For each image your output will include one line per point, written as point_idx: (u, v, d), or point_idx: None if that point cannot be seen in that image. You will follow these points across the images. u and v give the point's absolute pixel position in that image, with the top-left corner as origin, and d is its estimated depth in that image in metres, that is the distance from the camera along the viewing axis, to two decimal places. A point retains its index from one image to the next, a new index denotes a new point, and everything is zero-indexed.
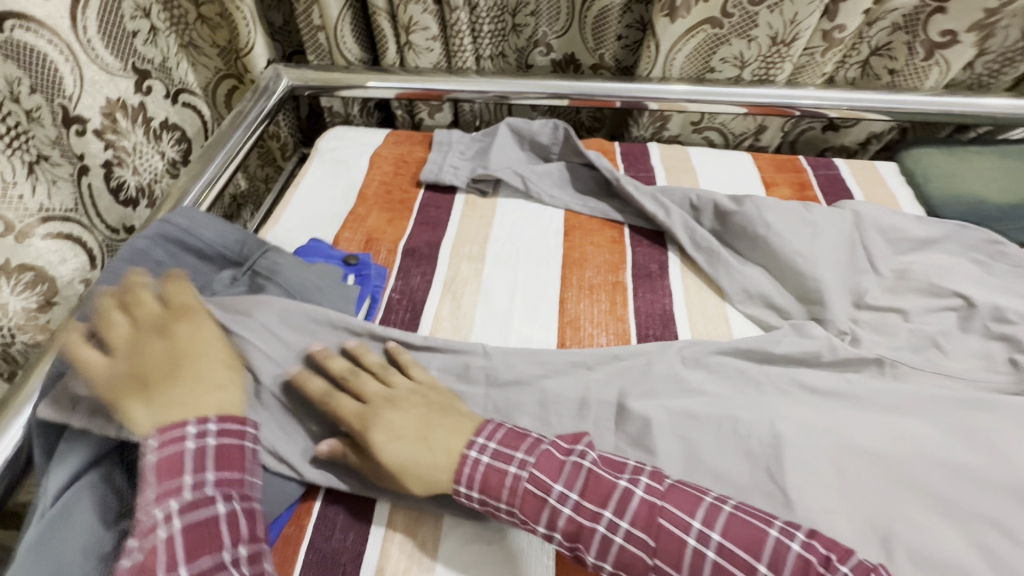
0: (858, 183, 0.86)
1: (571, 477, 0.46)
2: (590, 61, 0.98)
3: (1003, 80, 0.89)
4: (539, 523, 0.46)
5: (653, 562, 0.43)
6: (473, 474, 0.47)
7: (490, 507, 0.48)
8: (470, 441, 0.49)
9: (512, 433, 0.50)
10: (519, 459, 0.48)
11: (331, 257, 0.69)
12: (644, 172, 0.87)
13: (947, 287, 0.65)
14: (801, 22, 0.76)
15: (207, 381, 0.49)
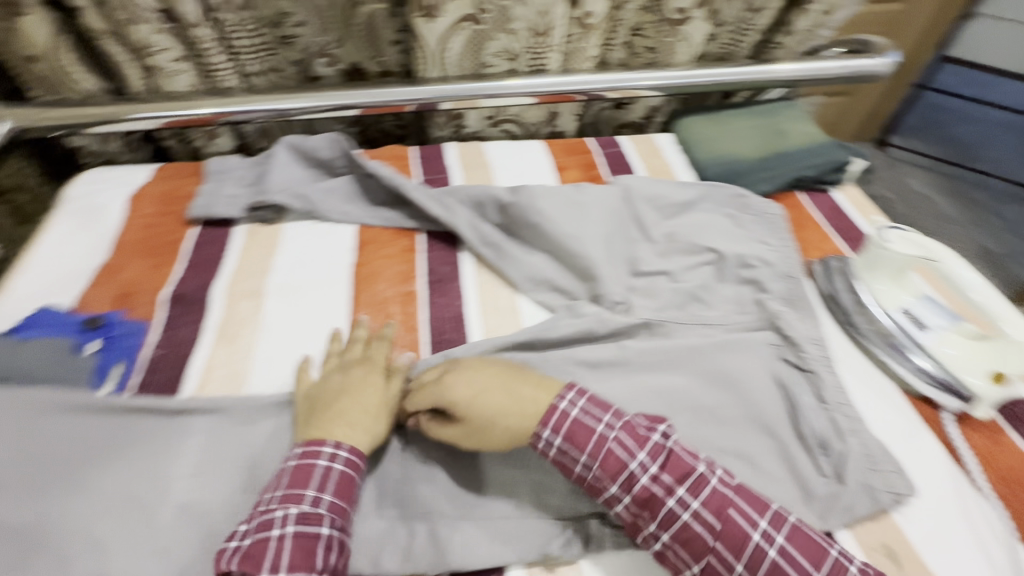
0: (639, 156, 0.93)
1: (655, 453, 0.48)
2: (375, 68, 0.96)
3: (740, 48, 1.02)
4: (614, 484, 0.47)
5: (717, 544, 0.45)
6: (559, 424, 0.48)
7: (568, 459, 0.49)
8: (562, 393, 0.50)
9: (598, 398, 0.51)
10: (608, 421, 0.49)
11: (70, 324, 0.60)
12: (439, 173, 0.87)
13: (702, 243, 0.73)
14: (550, 12, 0.80)
15: (360, 410, 0.52)
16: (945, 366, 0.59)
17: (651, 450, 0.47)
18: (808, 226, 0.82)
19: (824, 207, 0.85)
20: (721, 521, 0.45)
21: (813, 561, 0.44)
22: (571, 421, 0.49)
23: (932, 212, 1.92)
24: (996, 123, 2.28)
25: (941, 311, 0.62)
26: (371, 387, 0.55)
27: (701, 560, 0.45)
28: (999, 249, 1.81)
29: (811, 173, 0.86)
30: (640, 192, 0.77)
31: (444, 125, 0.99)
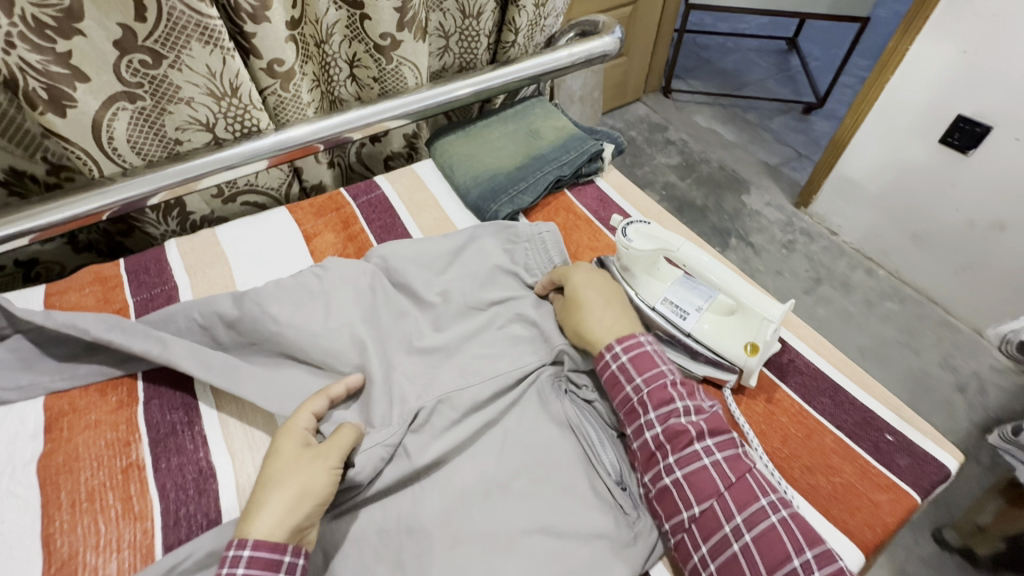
0: (400, 196, 0.85)
1: (659, 399, 0.53)
2: (42, 171, 0.75)
3: (477, 54, 0.98)
4: (654, 412, 0.53)
5: (725, 492, 0.48)
6: (631, 346, 0.57)
7: (623, 387, 0.56)
8: (608, 347, 0.58)
9: (646, 354, 0.57)
10: (667, 368, 0.56)
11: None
12: (160, 286, 0.71)
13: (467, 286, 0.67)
14: (224, 70, 0.67)
15: (272, 486, 0.46)
16: (709, 345, 0.60)
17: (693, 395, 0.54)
18: (580, 227, 0.80)
19: (590, 199, 0.84)
20: (737, 467, 0.50)
21: (739, 504, 0.48)
22: (640, 349, 0.57)
23: (719, 141, 2.13)
24: (747, 51, 2.59)
25: (697, 291, 0.62)
26: (283, 456, 0.49)
27: (704, 502, 0.48)
28: (777, 159, 2.05)
29: (567, 171, 0.84)
30: (393, 250, 0.70)
31: (166, 220, 0.82)
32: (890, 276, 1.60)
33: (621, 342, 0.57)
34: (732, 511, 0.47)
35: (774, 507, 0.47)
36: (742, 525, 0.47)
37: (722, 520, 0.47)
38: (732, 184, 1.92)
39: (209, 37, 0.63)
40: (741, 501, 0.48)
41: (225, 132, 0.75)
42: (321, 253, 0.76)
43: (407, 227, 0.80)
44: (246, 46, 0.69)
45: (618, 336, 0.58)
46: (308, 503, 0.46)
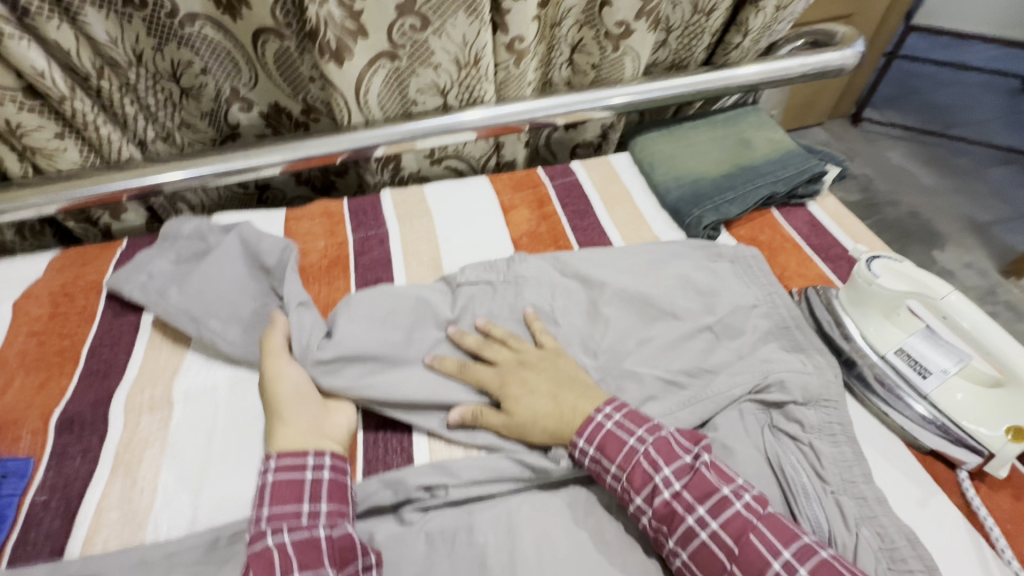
0: (595, 184, 0.85)
1: (638, 475, 0.49)
2: (298, 107, 0.86)
3: (694, 54, 0.94)
4: (639, 495, 0.48)
5: (732, 566, 0.44)
6: (594, 435, 0.52)
7: (600, 468, 0.51)
8: (599, 408, 0.53)
9: (613, 435, 0.51)
10: (641, 435, 0.51)
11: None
12: (375, 229, 0.78)
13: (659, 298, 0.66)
14: (474, 42, 0.71)
15: (277, 420, 0.53)
16: (950, 416, 0.53)
17: (628, 465, 0.50)
18: (787, 250, 0.74)
19: (801, 223, 0.77)
20: (736, 528, 0.45)
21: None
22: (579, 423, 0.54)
23: (915, 184, 1.85)
24: (968, 85, 2.21)
25: (946, 350, 0.56)
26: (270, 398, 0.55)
27: None
28: (989, 217, 1.74)
29: (781, 188, 0.77)
30: (587, 260, 0.70)
31: (381, 171, 0.89)
32: None
33: (582, 433, 0.52)
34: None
35: (787, 567, 0.42)
36: None
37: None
38: (925, 236, 1.67)
39: (473, 8, 0.67)
40: (751, 570, 0.43)
41: (454, 99, 0.80)
42: (515, 226, 0.78)
43: (600, 217, 0.79)
44: (497, 21, 0.72)
45: (579, 427, 0.52)
46: (315, 404, 0.55)
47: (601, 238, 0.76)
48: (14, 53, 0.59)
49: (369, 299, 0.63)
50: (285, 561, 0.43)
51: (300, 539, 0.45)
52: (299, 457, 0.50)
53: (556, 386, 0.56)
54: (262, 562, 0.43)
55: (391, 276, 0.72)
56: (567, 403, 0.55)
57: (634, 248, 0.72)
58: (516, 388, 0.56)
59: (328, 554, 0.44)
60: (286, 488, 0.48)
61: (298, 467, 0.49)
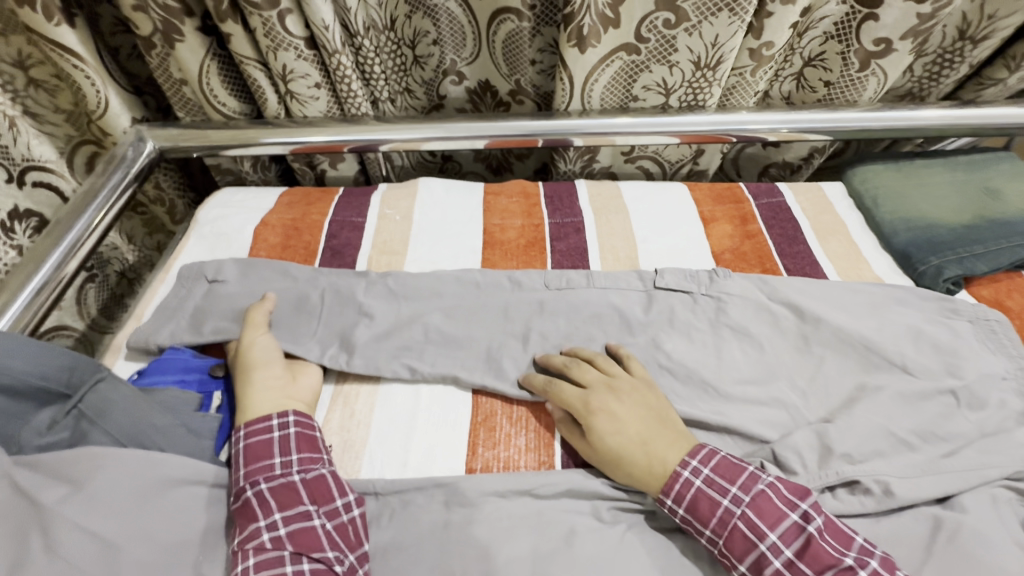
0: (804, 211, 0.79)
1: (791, 533, 0.44)
2: (507, 87, 0.86)
3: (941, 84, 0.85)
4: (743, 564, 0.45)
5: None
6: (683, 494, 0.48)
7: (692, 529, 0.48)
8: (685, 462, 0.49)
9: (704, 495, 0.47)
10: (734, 496, 0.47)
11: (184, 375, 0.58)
12: (571, 217, 0.78)
13: (890, 349, 0.59)
14: (723, 44, 0.68)
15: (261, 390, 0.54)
16: None
17: (775, 524, 0.45)
18: None
19: None
20: None
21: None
22: (722, 459, 0.49)
23: None
24: None
25: None
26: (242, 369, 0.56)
27: None
28: None
29: None
30: (803, 287, 0.65)
31: (574, 160, 0.89)
32: None
33: (670, 491, 0.48)
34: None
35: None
36: None
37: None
38: None
39: (736, 7, 0.64)
40: None
41: (675, 100, 0.78)
42: (716, 239, 0.75)
43: (813, 246, 0.73)
44: (752, 24, 0.69)
45: (663, 484, 0.48)
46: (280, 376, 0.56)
47: (815, 270, 0.71)
48: (313, 6, 0.65)
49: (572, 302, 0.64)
50: (261, 506, 0.46)
51: (280, 481, 0.48)
52: (265, 422, 0.51)
53: (643, 427, 0.52)
54: (248, 509, 0.46)
55: (587, 265, 0.72)
56: (656, 455, 0.50)
57: (859, 288, 0.66)
58: (606, 419, 0.53)
59: (306, 494, 0.47)
60: (259, 446, 0.50)
61: (264, 428, 0.51)
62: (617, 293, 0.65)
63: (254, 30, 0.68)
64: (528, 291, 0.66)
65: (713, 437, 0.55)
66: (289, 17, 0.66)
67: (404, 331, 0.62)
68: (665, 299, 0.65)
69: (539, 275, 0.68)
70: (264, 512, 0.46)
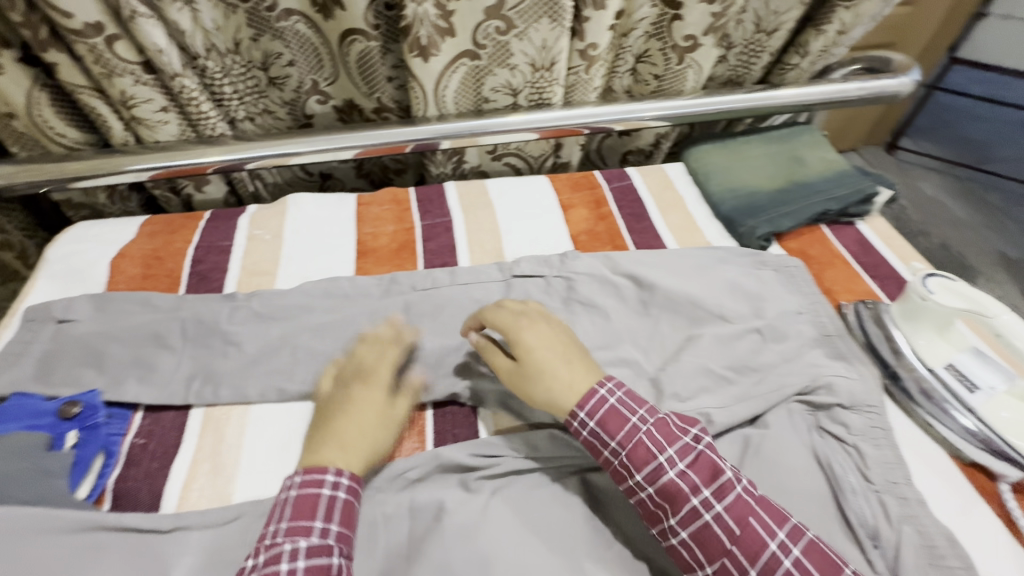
0: (650, 190, 0.88)
1: (685, 449, 0.49)
2: (370, 105, 0.90)
3: (751, 71, 0.98)
4: (639, 472, 0.49)
5: (733, 547, 0.45)
6: (597, 407, 0.52)
7: (598, 441, 0.52)
8: (603, 381, 0.54)
9: (615, 411, 0.52)
10: (642, 415, 0.51)
11: (87, 423, 0.57)
12: (440, 217, 0.82)
13: (711, 303, 0.69)
14: (553, 46, 0.76)
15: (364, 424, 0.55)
16: (995, 430, 0.55)
17: (675, 441, 0.50)
18: (836, 265, 0.77)
19: (850, 241, 0.80)
20: (739, 511, 0.46)
21: (750, 556, 0.44)
22: (628, 390, 0.54)
23: (947, 219, 1.83)
24: (1006, 124, 2.17)
25: (994, 368, 0.58)
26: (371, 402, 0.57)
27: (714, 562, 0.45)
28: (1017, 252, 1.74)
29: (834, 207, 0.81)
30: (642, 258, 0.74)
31: (445, 163, 0.93)
32: None
33: (583, 405, 0.52)
34: (745, 565, 0.44)
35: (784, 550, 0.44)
36: None
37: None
38: (958, 269, 1.65)
39: (557, 13, 0.71)
40: (751, 550, 0.44)
41: (524, 100, 0.85)
42: (574, 224, 0.82)
43: (655, 221, 0.83)
44: (575, 27, 0.76)
45: (582, 400, 0.53)
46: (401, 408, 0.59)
47: (656, 241, 0.80)
48: (142, 30, 0.65)
49: (435, 300, 0.70)
50: (279, 510, 0.47)
51: (309, 491, 0.48)
52: (320, 472, 0.49)
53: (562, 351, 0.58)
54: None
55: (456, 260, 0.77)
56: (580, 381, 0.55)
57: (688, 254, 0.75)
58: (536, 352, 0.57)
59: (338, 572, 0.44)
60: (306, 502, 0.47)
61: (317, 483, 0.48)
62: (477, 286, 0.72)
63: (82, 59, 0.66)
64: (400, 294, 0.71)
65: None
66: (119, 44, 0.65)
67: (274, 347, 0.64)
68: (521, 286, 0.71)
69: (406, 276, 0.73)
70: (280, 514, 0.46)
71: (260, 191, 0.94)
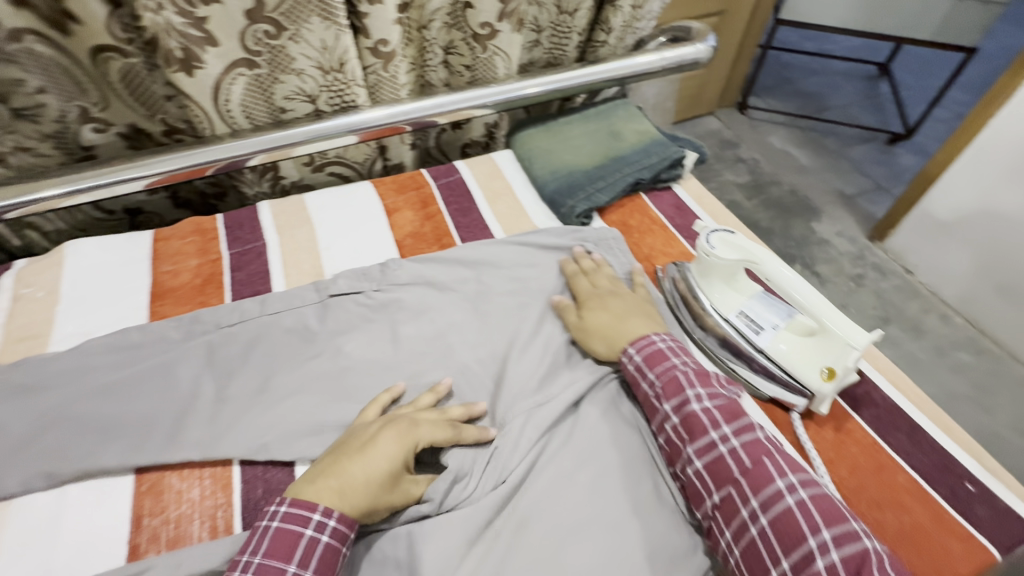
0: (479, 182, 0.88)
1: (715, 392, 0.55)
2: (159, 129, 0.81)
3: (566, 51, 1.00)
4: (668, 402, 0.55)
5: (740, 477, 0.49)
6: (644, 347, 0.60)
7: (639, 376, 0.59)
8: (656, 334, 0.61)
9: (658, 353, 0.59)
10: (682, 360, 0.58)
11: None
12: (252, 242, 0.76)
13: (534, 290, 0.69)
14: (335, 46, 0.72)
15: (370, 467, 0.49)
16: (781, 366, 0.59)
17: (708, 384, 0.56)
18: (654, 231, 0.80)
19: (667, 206, 0.84)
20: (754, 449, 0.50)
21: (754, 487, 0.48)
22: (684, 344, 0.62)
23: (792, 165, 1.99)
24: (834, 73, 2.39)
25: (775, 308, 0.62)
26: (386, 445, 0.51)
27: (722, 490, 0.50)
28: (854, 189, 1.91)
29: (647, 175, 0.84)
30: (466, 255, 0.73)
31: (260, 182, 0.88)
32: (968, 325, 1.48)
33: (635, 345, 0.60)
34: (748, 495, 0.48)
35: (792, 488, 0.47)
36: (758, 510, 0.47)
37: (739, 505, 0.48)
38: (803, 211, 1.81)
39: (329, 13, 0.68)
40: (756, 481, 0.48)
41: (326, 105, 0.80)
42: (399, 228, 0.80)
43: (483, 212, 0.83)
44: (357, 25, 0.73)
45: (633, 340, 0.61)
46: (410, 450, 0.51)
47: (484, 232, 0.80)
48: None
49: (243, 334, 0.64)
50: (256, 538, 0.45)
51: (290, 527, 0.45)
52: (308, 507, 0.46)
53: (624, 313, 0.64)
54: None
55: (270, 287, 0.71)
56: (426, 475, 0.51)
57: (512, 241, 0.75)
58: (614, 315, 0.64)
59: None
60: (285, 536, 0.45)
61: (303, 518, 0.45)
62: (290, 312, 0.66)
63: None
64: (202, 335, 0.64)
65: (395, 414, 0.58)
66: None
67: (39, 424, 0.55)
68: (339, 305, 0.67)
69: (209, 313, 0.66)
70: (257, 545, 0.44)
71: (36, 241, 0.83)
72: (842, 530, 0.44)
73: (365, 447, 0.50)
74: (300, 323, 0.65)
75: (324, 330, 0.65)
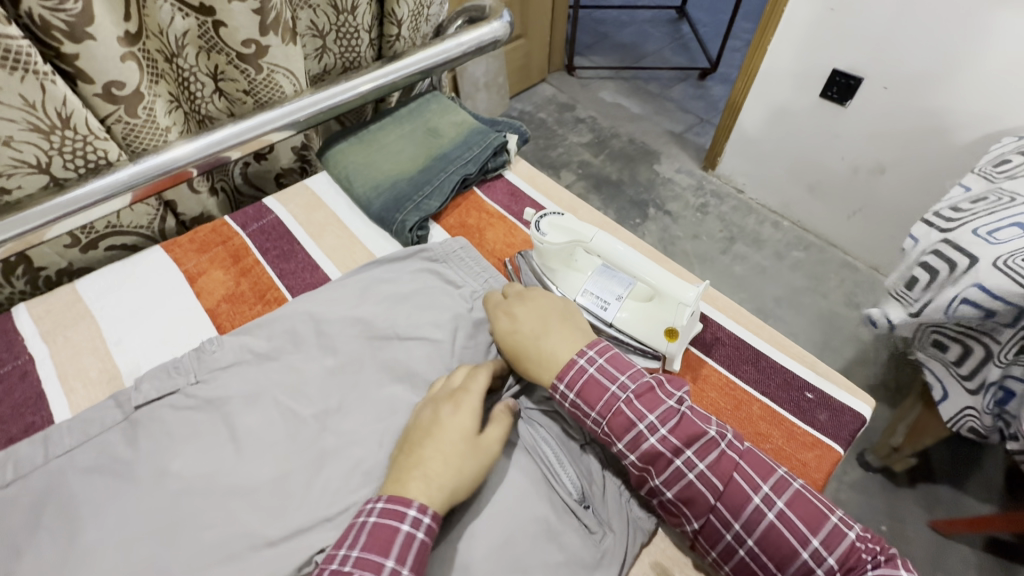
0: (297, 217, 0.78)
1: (666, 414, 0.50)
2: None
3: (360, 52, 0.93)
4: (622, 441, 0.50)
5: (717, 503, 0.47)
6: (576, 380, 0.52)
7: (582, 412, 0.52)
8: (583, 352, 0.54)
9: (593, 382, 0.52)
10: (621, 383, 0.52)
11: None
12: (10, 362, 0.60)
13: (381, 328, 0.63)
14: (45, 100, 0.58)
15: (429, 458, 0.48)
16: (631, 334, 0.60)
17: (657, 408, 0.50)
18: (494, 224, 0.78)
19: (501, 194, 0.82)
20: (722, 469, 0.48)
21: (733, 510, 0.47)
22: (611, 350, 0.55)
23: (626, 115, 2.10)
24: (641, 22, 2.55)
25: (617, 279, 0.62)
26: (448, 429, 0.49)
27: (700, 518, 0.48)
28: (682, 126, 2.06)
29: (473, 168, 0.81)
30: (296, 308, 0.64)
31: (11, 281, 0.70)
32: (794, 227, 1.68)
33: (564, 377, 0.53)
34: (729, 519, 0.47)
35: (768, 501, 0.47)
36: (742, 532, 0.47)
37: (723, 530, 0.47)
38: (645, 156, 1.92)
39: (17, 64, 0.54)
40: (733, 504, 0.47)
41: (65, 171, 0.65)
42: (211, 294, 0.69)
43: (308, 251, 0.75)
44: (69, 69, 0.59)
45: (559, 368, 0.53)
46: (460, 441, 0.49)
47: (315, 274, 0.72)
48: None
49: (21, 490, 0.50)
50: (354, 534, 0.44)
51: (388, 523, 0.44)
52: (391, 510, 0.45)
53: (544, 324, 0.57)
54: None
55: (49, 414, 0.57)
56: (468, 456, 0.49)
57: (347, 279, 0.68)
58: (534, 329, 0.57)
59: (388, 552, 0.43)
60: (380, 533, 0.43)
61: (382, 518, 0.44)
62: (84, 442, 0.53)
63: None
64: None
65: (247, 521, 0.49)
66: None
67: None
68: (148, 413, 0.55)
69: None
70: (353, 539, 0.44)
71: None
72: (825, 533, 0.45)
73: (428, 424, 0.50)
74: (100, 450, 0.53)
75: (135, 449, 0.53)
